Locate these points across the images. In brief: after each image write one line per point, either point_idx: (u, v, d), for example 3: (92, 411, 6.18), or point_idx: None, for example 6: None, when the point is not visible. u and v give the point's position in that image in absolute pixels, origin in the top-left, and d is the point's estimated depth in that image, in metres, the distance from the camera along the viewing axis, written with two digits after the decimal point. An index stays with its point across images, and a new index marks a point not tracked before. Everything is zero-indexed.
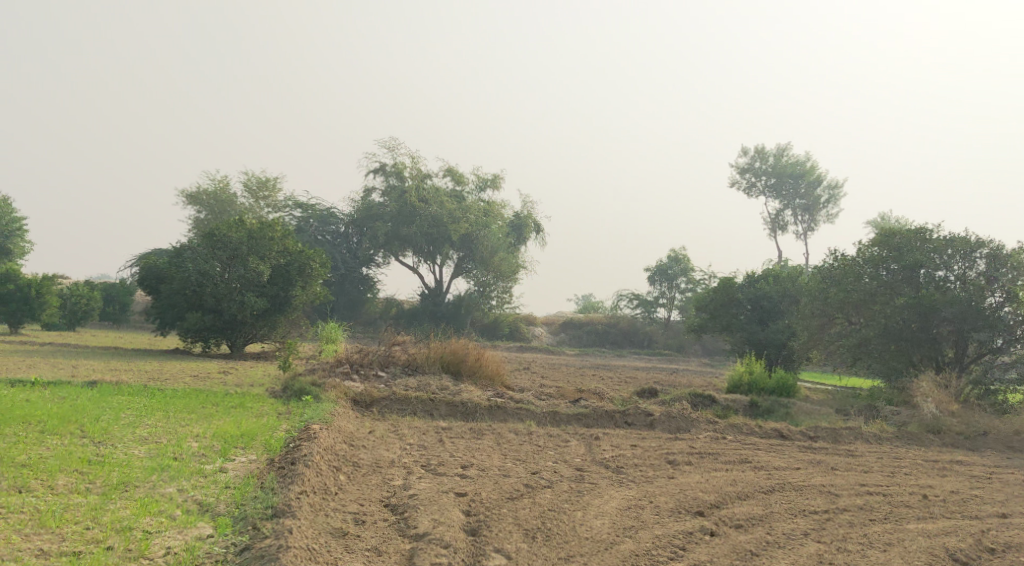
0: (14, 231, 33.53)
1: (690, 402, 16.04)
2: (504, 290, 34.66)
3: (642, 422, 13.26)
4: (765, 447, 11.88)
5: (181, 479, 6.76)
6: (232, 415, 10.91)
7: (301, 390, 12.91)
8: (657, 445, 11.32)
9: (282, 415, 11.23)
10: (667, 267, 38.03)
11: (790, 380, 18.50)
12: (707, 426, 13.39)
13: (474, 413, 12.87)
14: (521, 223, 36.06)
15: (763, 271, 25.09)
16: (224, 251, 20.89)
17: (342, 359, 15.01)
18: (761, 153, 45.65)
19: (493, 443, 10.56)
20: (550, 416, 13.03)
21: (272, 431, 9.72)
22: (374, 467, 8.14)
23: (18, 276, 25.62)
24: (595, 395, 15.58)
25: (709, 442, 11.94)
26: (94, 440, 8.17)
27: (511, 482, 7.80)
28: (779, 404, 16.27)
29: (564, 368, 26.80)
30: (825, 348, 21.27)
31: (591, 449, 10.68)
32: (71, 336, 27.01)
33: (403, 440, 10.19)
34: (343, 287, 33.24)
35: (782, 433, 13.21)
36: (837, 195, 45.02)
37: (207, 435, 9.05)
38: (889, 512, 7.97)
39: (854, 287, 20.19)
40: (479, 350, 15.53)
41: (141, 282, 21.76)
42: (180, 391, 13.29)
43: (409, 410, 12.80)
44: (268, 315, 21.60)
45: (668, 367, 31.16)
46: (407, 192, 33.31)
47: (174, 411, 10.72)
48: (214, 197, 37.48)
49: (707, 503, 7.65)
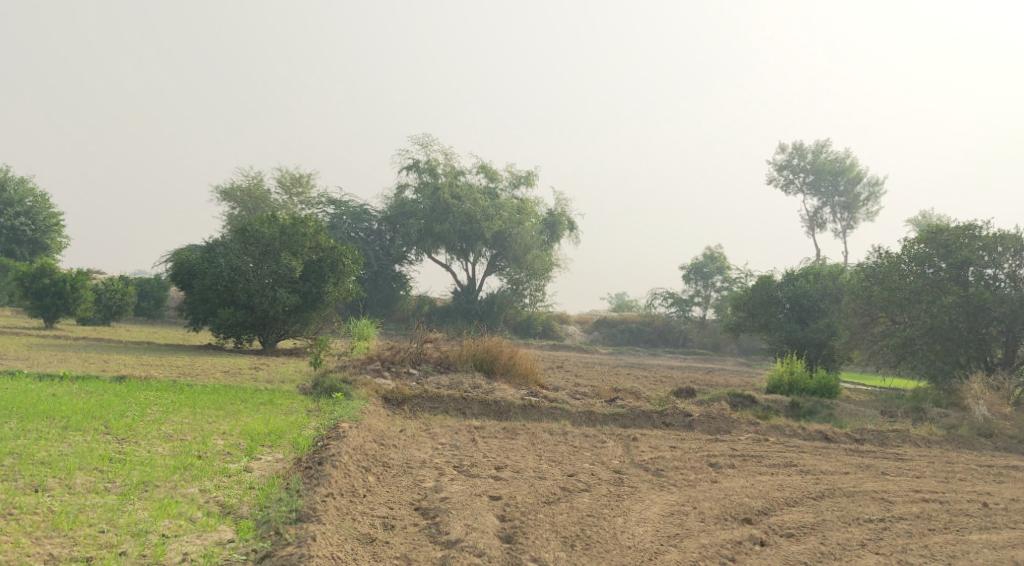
0: (52, 227, 33.94)
1: (728, 403, 15.54)
2: (537, 287, 34.20)
3: (681, 423, 12.82)
4: (810, 449, 11.38)
5: (204, 481, 6.53)
6: (260, 412, 10.71)
7: (332, 387, 12.69)
8: (697, 447, 10.89)
9: (311, 413, 11.00)
10: (702, 265, 37.43)
11: (832, 380, 17.91)
12: (749, 427, 12.90)
13: (507, 413, 12.54)
14: (555, 220, 35.69)
15: (803, 270, 24.44)
16: (256, 246, 20.83)
17: (373, 356, 14.77)
18: (799, 150, 44.76)
19: (527, 444, 10.21)
20: (585, 416, 12.66)
21: (301, 429, 9.50)
22: (404, 467, 7.85)
23: (54, 270, 25.85)
24: (632, 394, 15.16)
25: (752, 444, 11.47)
26: (118, 438, 8.01)
27: (548, 485, 7.45)
28: (821, 405, 15.70)
29: (597, 367, 26.36)
30: (868, 348, 20.58)
31: (629, 450, 10.29)
32: (106, 331, 27.20)
33: (434, 440, 9.89)
34: (376, 284, 33.14)
35: (827, 435, 12.68)
36: (877, 193, 44.00)
37: (234, 433, 8.85)
38: (949, 521, 7.48)
39: (899, 286, 19.46)
40: (513, 348, 15.19)
41: (175, 277, 21.78)
42: (210, 387, 13.15)
43: (441, 409, 12.51)
44: (300, 312, 21.44)
45: (703, 366, 30.57)
46: (440, 189, 33.09)
47: (202, 407, 10.54)
48: (248, 193, 37.62)
49: (755, 509, 7.22)
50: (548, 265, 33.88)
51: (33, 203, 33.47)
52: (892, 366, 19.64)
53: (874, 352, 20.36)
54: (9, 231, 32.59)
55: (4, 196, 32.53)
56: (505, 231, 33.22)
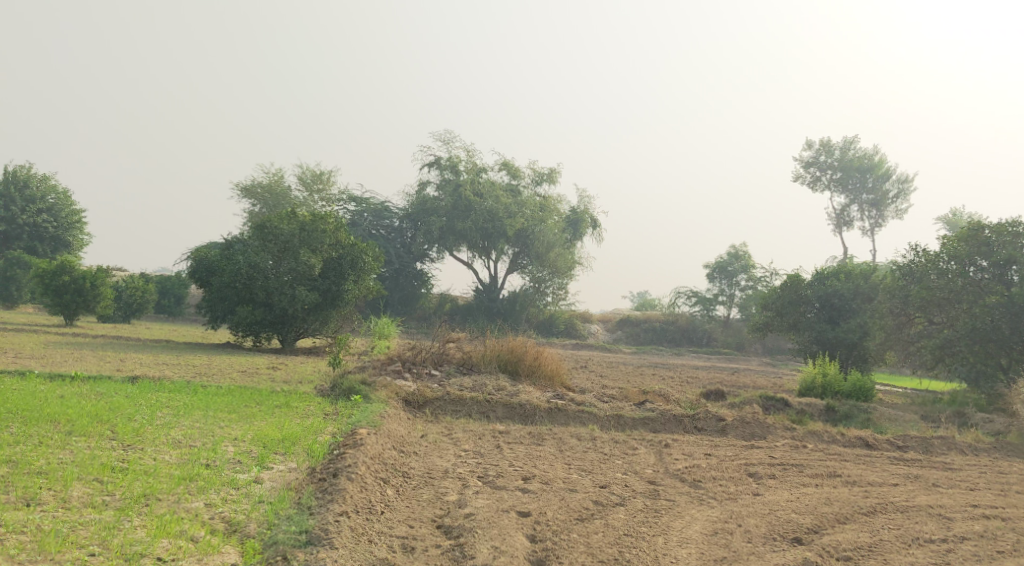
0: (74, 224, 33.76)
1: (761, 406, 14.89)
2: (559, 286, 33.62)
3: (714, 428, 12.24)
4: (852, 457, 10.75)
5: (209, 494, 6.11)
6: (275, 416, 10.27)
7: (350, 389, 12.25)
8: (734, 454, 10.30)
9: (328, 417, 10.55)
10: (727, 263, 36.67)
11: (868, 383, 17.21)
12: (785, 432, 12.28)
13: (532, 416, 12.05)
14: (578, 218, 35.10)
15: (834, 268, 23.66)
16: (276, 243, 20.46)
17: (394, 356, 14.32)
18: (826, 147, 43.80)
19: (555, 451, 9.68)
20: (613, 421, 12.13)
21: (317, 435, 9.04)
22: (426, 478, 7.36)
23: (73, 268, 25.67)
24: (661, 397, 14.58)
25: (790, 451, 10.87)
26: (124, 444, 7.60)
27: (580, 499, 6.93)
28: (858, 408, 15.02)
29: (621, 366, 25.79)
30: (904, 349, 19.82)
31: (662, 458, 9.73)
32: (125, 329, 27.01)
33: (457, 446, 9.40)
34: (397, 282, 32.77)
35: (868, 442, 12.01)
36: (906, 190, 43.01)
37: (247, 439, 8.40)
38: (1018, 542, 6.84)
39: (937, 286, 18.61)
40: (538, 348, 14.67)
41: (194, 275, 21.48)
42: (225, 388, 12.76)
43: (464, 412, 12.04)
44: (320, 310, 21.03)
45: (729, 367, 29.88)
46: (462, 186, 32.60)
47: (214, 410, 10.12)
48: (269, 190, 37.41)
49: (805, 527, 6.64)
50: (571, 263, 33.32)
51: (55, 200, 33.39)
52: (928, 368, 18.89)
53: (910, 353, 19.60)
54: (31, 228, 32.50)
55: (26, 193, 32.46)
56: (527, 229, 32.69)
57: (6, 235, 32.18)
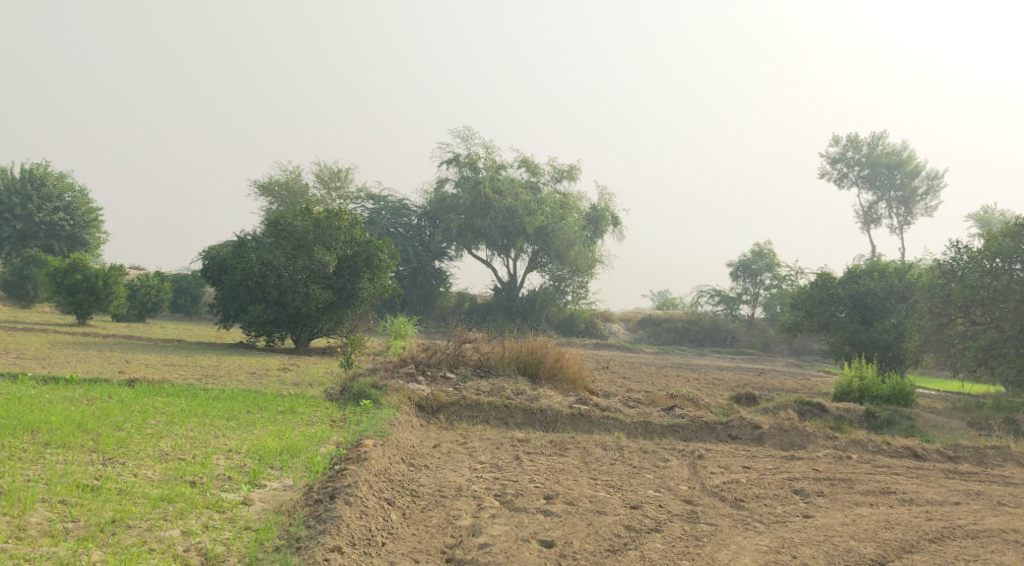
0: (90, 222, 33.32)
1: (797, 411, 14.00)
2: (580, 284, 32.75)
3: (749, 436, 11.40)
4: (903, 470, 9.85)
5: (188, 519, 5.42)
6: (278, 424, 9.56)
7: (360, 392, 11.52)
8: (774, 467, 9.45)
9: (335, 424, 9.82)
10: (750, 262, 35.63)
11: (908, 386, 16.23)
12: (826, 442, 11.41)
13: (554, 423, 11.27)
14: (599, 215, 34.24)
15: (867, 266, 22.59)
16: (289, 241, 19.78)
17: (407, 357, 13.59)
18: (854, 142, 42.60)
19: (580, 463, 8.90)
20: (641, 428, 11.32)
21: (319, 446, 8.32)
22: (436, 496, 6.65)
23: (86, 267, 25.14)
24: (690, 402, 13.70)
25: (834, 463, 9.99)
26: (104, 458, 6.90)
27: (610, 523, 6.17)
28: (900, 414, 14.09)
29: (643, 367, 24.94)
30: (944, 351, 18.79)
31: (696, 471, 8.90)
32: (138, 328, 26.49)
33: (473, 458, 8.62)
34: (416, 281, 32.13)
35: (917, 452, 11.09)
36: (936, 186, 41.77)
37: (242, 450, 7.70)
38: None
39: (981, 285, 17.55)
40: (559, 350, 13.90)
41: (206, 273, 20.91)
42: (228, 392, 12.09)
43: (481, 419, 11.30)
44: (334, 309, 20.31)
45: (755, 367, 28.96)
46: (481, 183, 31.83)
47: (212, 418, 9.42)
48: (286, 187, 36.85)
49: (868, 559, 5.83)
50: (592, 261, 32.49)
51: (71, 198, 32.99)
52: (970, 371, 17.88)
53: (951, 355, 18.56)
54: (47, 227, 32.11)
55: (43, 191, 32.08)
56: (547, 227, 31.91)
57: (22, 233, 31.80)
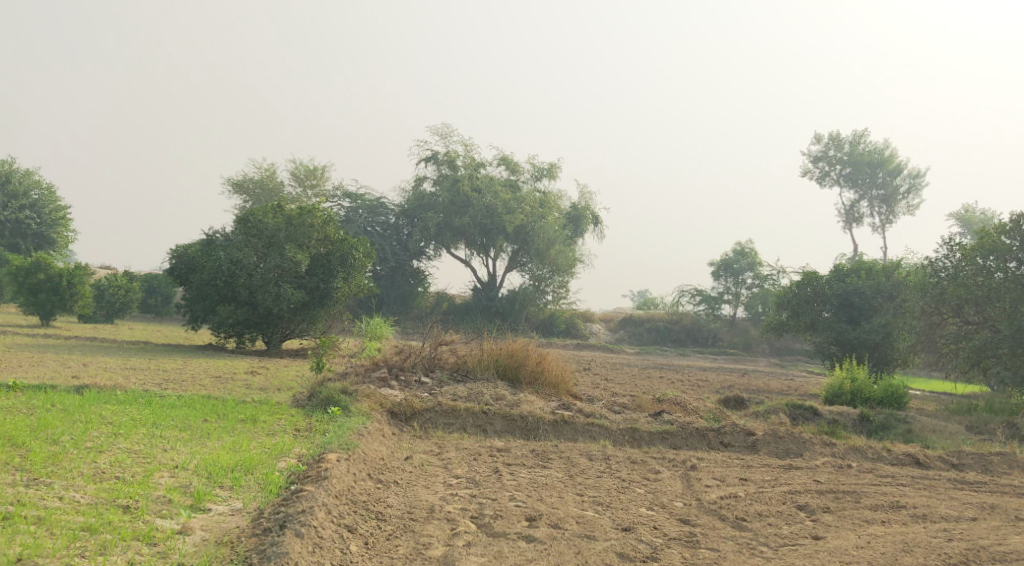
0: (57, 220, 32.21)
1: (788, 416, 13.39)
2: (560, 284, 32.08)
3: (742, 444, 10.75)
4: (908, 480, 9.23)
5: (109, 558, 4.72)
6: (236, 434, 8.80)
7: (329, 398, 10.77)
8: (773, 479, 8.81)
9: (299, 435, 9.07)
10: (732, 260, 35.13)
11: (902, 388, 15.67)
12: (824, 449, 10.77)
13: (536, 430, 10.59)
14: (579, 215, 33.60)
15: (854, 264, 22.03)
16: (260, 238, 18.91)
17: (380, 361, 12.85)
18: (836, 140, 42.22)
19: (565, 476, 8.21)
20: (628, 436, 10.66)
21: (278, 460, 7.55)
22: (404, 519, 5.97)
23: (49, 266, 24.12)
24: (677, 406, 13.05)
25: (835, 473, 9.37)
26: (28, 478, 6.09)
27: (600, 553, 5.52)
28: (895, 417, 13.50)
29: (626, 369, 24.29)
30: (936, 351, 18.25)
31: (690, 485, 8.21)
32: (105, 330, 25.46)
33: (449, 472, 7.91)
34: (393, 281, 31.34)
35: (919, 459, 10.49)
36: (918, 185, 41.54)
37: (189, 465, 6.92)
38: None
39: (976, 284, 17.04)
40: (541, 352, 13.16)
41: (173, 272, 20.01)
42: (187, 397, 11.29)
43: (458, 426, 10.58)
44: (307, 309, 19.47)
45: (737, 368, 28.45)
46: (459, 181, 31.05)
47: (163, 429, 8.63)
48: (260, 185, 35.93)
49: None
50: (573, 260, 31.83)
51: (38, 196, 31.82)
52: (962, 372, 17.37)
53: (942, 355, 18.04)
54: (13, 225, 30.91)
55: (9, 188, 30.91)
56: (527, 226, 31.23)
57: None
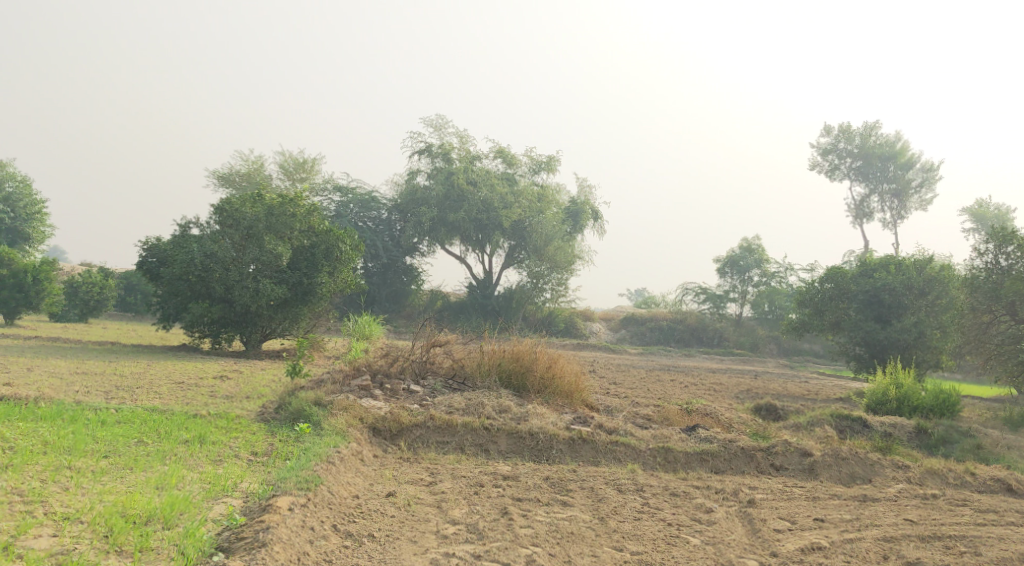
0: (32, 215, 30.21)
1: (834, 428, 11.53)
2: (559, 282, 30.07)
3: (797, 467, 8.89)
4: (1018, 517, 7.41)
5: None
6: (169, 463, 6.84)
7: (298, 412, 8.89)
8: (855, 518, 6.96)
9: (254, 463, 7.14)
10: (739, 257, 33.24)
11: (954, 396, 13.75)
12: (896, 473, 8.91)
13: (549, 451, 8.73)
14: (578, 209, 31.70)
15: (883, 259, 19.94)
16: (236, 229, 16.87)
17: (362, 366, 10.98)
18: (846, 133, 40.34)
19: (594, 518, 6.35)
20: (661, 457, 8.80)
21: (214, 503, 5.65)
22: None
23: (12, 260, 22.02)
24: (709, 418, 11.16)
25: (926, 508, 7.54)
26: None
27: None
28: (958, 430, 11.67)
29: (634, 371, 22.45)
30: (983, 354, 16.44)
31: (755, 529, 6.38)
32: (75, 329, 23.40)
33: (442, 515, 6.07)
34: (385, 278, 29.49)
35: (1012, 487, 8.66)
36: (931, 179, 39.75)
37: (85, 514, 5.02)
38: None
39: None
40: (551, 355, 11.25)
41: (143, 266, 17.98)
42: (126, 410, 9.33)
43: (454, 446, 8.73)
44: (288, 307, 17.52)
45: (748, 369, 26.63)
46: (454, 174, 29.10)
47: (74, 457, 6.66)
48: (247, 177, 33.96)
49: None
50: (572, 257, 29.91)
51: (12, 189, 29.78)
52: (1013, 376, 15.57)
53: (989, 358, 16.21)
54: None
55: None
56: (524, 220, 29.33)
57: None
